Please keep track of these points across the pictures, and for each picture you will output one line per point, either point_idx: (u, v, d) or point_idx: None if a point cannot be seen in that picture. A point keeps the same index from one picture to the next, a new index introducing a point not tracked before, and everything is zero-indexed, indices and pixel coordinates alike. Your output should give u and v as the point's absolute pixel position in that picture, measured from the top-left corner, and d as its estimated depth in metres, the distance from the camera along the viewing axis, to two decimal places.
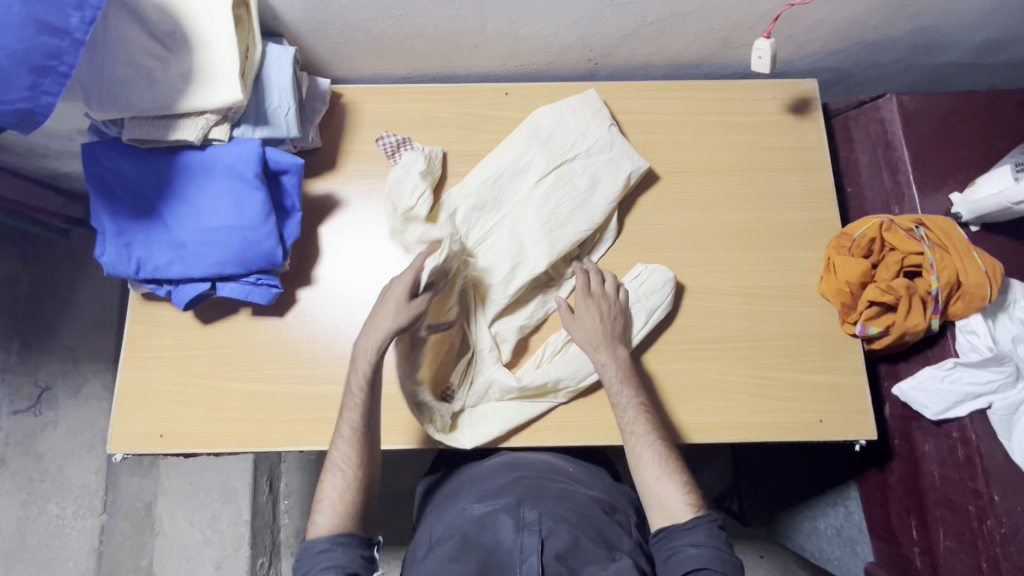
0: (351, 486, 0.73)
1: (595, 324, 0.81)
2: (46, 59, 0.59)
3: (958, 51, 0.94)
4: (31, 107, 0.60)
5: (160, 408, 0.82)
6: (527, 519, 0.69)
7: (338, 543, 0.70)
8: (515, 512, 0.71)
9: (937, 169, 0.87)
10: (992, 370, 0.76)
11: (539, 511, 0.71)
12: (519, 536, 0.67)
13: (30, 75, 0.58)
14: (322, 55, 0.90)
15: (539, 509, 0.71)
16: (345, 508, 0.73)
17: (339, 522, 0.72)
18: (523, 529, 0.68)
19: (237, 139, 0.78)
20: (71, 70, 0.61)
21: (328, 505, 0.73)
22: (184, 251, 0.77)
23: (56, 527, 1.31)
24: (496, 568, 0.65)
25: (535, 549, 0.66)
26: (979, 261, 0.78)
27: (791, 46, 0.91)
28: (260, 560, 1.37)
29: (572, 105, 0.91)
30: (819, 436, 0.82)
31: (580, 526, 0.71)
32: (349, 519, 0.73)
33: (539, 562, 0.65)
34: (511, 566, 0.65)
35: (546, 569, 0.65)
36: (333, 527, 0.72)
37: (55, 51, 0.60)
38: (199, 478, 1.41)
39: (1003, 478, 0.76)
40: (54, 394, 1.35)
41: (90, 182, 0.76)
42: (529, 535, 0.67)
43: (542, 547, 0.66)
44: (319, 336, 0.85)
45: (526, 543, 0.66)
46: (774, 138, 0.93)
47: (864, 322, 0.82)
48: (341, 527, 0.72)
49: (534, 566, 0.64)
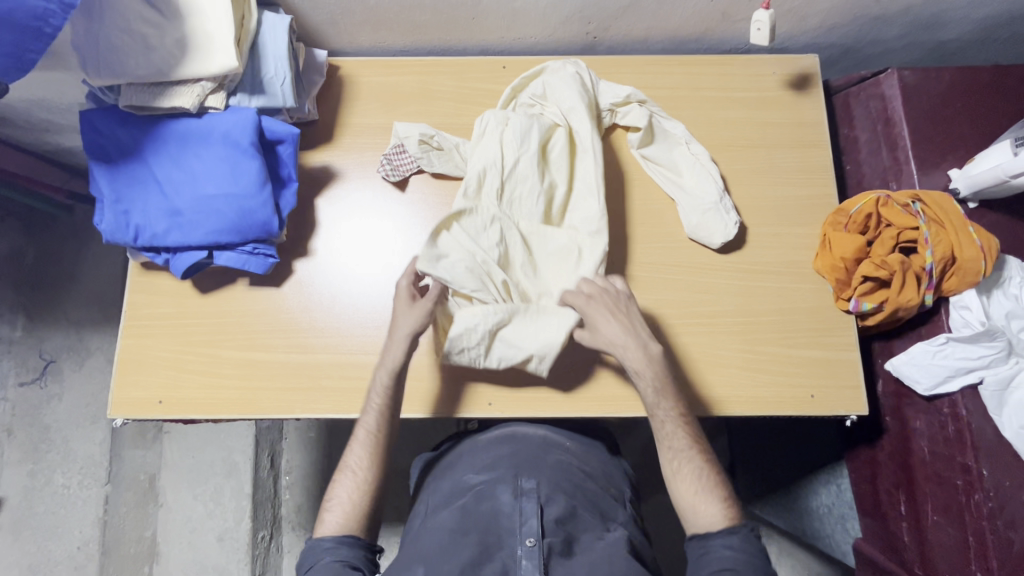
0: (360, 487, 0.75)
1: (610, 324, 0.76)
2: (33, 20, 0.63)
3: (964, 26, 0.93)
4: (16, 62, 0.64)
5: (158, 374, 0.84)
6: (526, 487, 0.71)
7: (344, 543, 0.71)
8: (512, 481, 0.72)
9: (937, 145, 0.87)
10: (984, 345, 0.76)
11: (537, 479, 0.72)
12: (518, 501, 0.70)
13: (14, 33, 0.63)
14: (320, 26, 0.90)
15: (537, 477, 0.73)
16: (354, 509, 0.75)
17: (347, 522, 0.73)
18: (522, 495, 0.70)
19: (233, 107, 0.78)
20: (55, 33, 0.65)
21: (337, 504, 0.75)
22: (181, 218, 0.77)
23: (62, 495, 1.36)
24: (496, 532, 0.67)
25: (534, 513, 0.68)
26: (974, 236, 0.77)
27: (791, 19, 0.90)
28: (261, 534, 1.39)
29: (549, 74, 0.89)
30: (809, 411, 0.82)
31: (575, 496, 0.74)
32: (357, 519, 0.74)
33: (539, 524, 0.67)
34: (511, 530, 0.67)
35: (546, 531, 0.67)
36: (340, 526, 0.73)
37: (41, 14, 0.64)
38: (201, 452, 1.41)
39: (993, 452, 0.76)
40: (58, 366, 1.39)
41: (88, 148, 0.77)
42: (529, 500, 0.69)
43: (542, 511, 0.69)
44: (314, 307, 0.86)
45: (526, 508, 0.68)
46: (774, 114, 0.93)
47: (858, 297, 0.82)
48: (349, 528, 0.73)
49: (535, 528, 0.66)
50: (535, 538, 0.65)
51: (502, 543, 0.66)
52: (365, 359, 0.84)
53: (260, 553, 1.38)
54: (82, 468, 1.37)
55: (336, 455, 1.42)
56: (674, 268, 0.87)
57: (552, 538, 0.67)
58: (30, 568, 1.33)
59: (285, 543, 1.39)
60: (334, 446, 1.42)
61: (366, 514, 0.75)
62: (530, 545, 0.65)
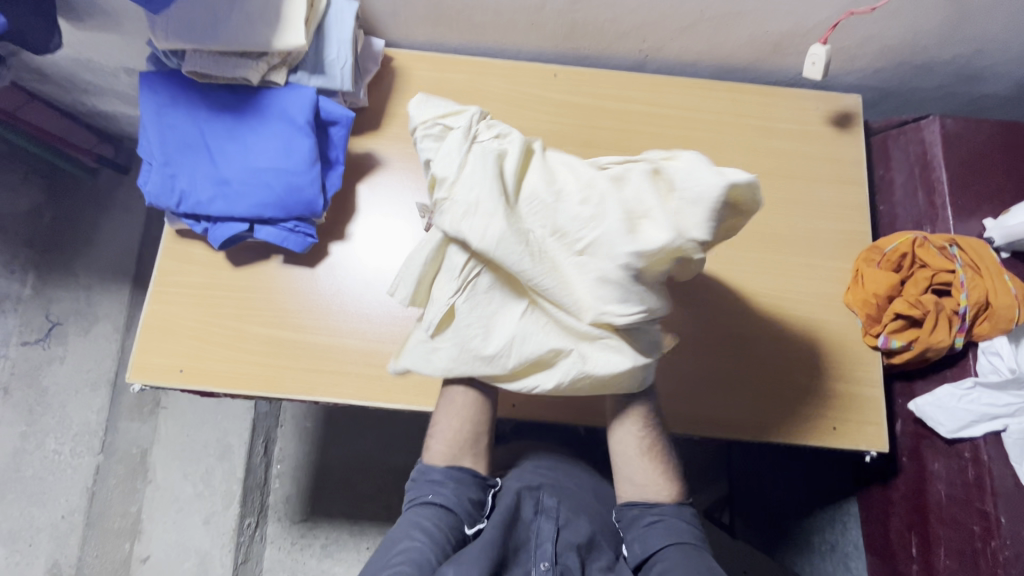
0: (466, 417, 0.74)
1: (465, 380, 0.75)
2: None
3: (1004, 81, 0.96)
4: None
5: (182, 343, 0.83)
6: (546, 505, 0.73)
7: (451, 480, 0.71)
8: (535, 498, 0.74)
9: (973, 194, 0.88)
10: (1011, 393, 0.77)
11: (558, 499, 0.74)
12: (537, 518, 0.71)
13: None
14: (380, 16, 0.91)
15: (559, 496, 0.74)
16: (457, 438, 0.74)
17: (451, 450, 0.73)
18: (541, 513, 0.72)
19: (293, 84, 0.80)
20: None
21: (440, 432, 0.74)
22: (227, 188, 0.78)
23: (52, 462, 1.33)
24: (514, 541, 0.68)
25: (550, 537, 0.69)
26: (1009, 284, 0.79)
27: (841, 58, 0.92)
28: (248, 521, 1.35)
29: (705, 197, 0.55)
30: (832, 443, 0.82)
31: (597, 523, 0.74)
32: (460, 447, 0.73)
33: (553, 549, 0.68)
34: (525, 546, 0.68)
35: (559, 555, 0.68)
36: (445, 454, 0.73)
37: None
38: (196, 432, 1.38)
39: (1011, 500, 0.77)
40: (63, 330, 1.35)
41: (144, 109, 0.78)
42: (547, 520, 0.71)
43: (558, 534, 0.70)
44: (345, 291, 0.85)
45: (543, 530, 0.70)
46: (815, 148, 0.94)
47: (887, 334, 0.83)
48: (453, 458, 0.73)
49: (549, 552, 0.67)
50: (547, 564, 0.66)
51: (516, 559, 0.67)
52: (392, 349, 0.83)
53: (243, 541, 1.34)
54: (76, 436, 1.34)
55: (332, 447, 1.39)
56: (708, 288, 0.88)
57: (565, 562, 0.67)
58: (11, 533, 1.29)
59: (269, 533, 1.35)
60: (330, 438, 1.39)
61: (469, 442, 0.74)
62: (543, 568, 0.66)
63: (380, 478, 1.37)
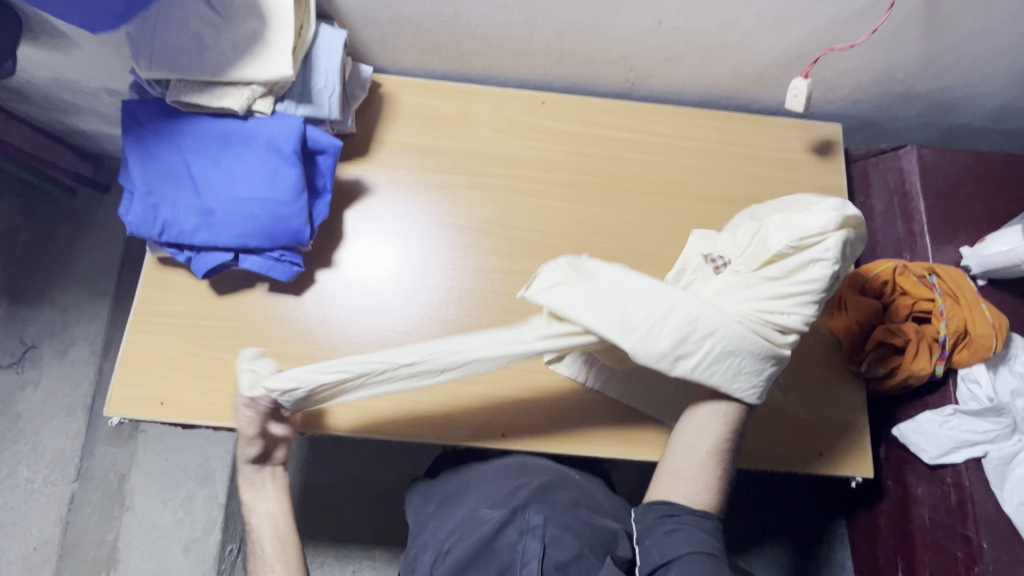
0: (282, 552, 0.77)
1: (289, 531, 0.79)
2: None
3: (975, 113, 0.99)
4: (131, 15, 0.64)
5: (164, 374, 0.81)
6: (531, 523, 0.72)
7: None
8: (518, 515, 0.73)
9: (950, 222, 0.91)
10: (989, 420, 0.80)
11: (544, 516, 0.73)
12: (522, 539, 0.71)
13: None
14: (369, 43, 0.91)
15: (546, 513, 0.73)
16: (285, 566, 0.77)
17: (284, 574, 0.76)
18: (526, 532, 0.71)
19: (279, 113, 0.79)
20: None
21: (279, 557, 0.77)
22: (212, 218, 0.77)
23: (25, 490, 1.28)
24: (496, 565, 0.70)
25: (536, 555, 0.70)
26: (986, 313, 0.81)
27: (822, 88, 0.94)
28: (229, 547, 1.30)
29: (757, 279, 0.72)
30: (820, 471, 0.83)
31: (586, 534, 0.73)
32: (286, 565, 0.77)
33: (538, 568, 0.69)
34: (512, 568, 0.70)
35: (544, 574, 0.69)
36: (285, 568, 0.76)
37: None
38: (177, 456, 1.32)
39: (992, 527, 0.78)
40: (38, 352, 1.32)
41: (127, 139, 0.78)
42: (532, 539, 0.71)
43: (543, 554, 0.70)
44: (332, 319, 0.84)
45: (529, 548, 0.70)
46: (797, 176, 0.96)
47: (869, 361, 0.84)
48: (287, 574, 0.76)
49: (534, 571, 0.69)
50: None
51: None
52: None
53: (224, 568, 1.29)
54: (50, 462, 1.30)
55: (314, 470, 1.36)
56: None
57: None
58: None
59: None
60: (312, 462, 1.37)
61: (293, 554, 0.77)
62: None
63: (364, 501, 1.35)
